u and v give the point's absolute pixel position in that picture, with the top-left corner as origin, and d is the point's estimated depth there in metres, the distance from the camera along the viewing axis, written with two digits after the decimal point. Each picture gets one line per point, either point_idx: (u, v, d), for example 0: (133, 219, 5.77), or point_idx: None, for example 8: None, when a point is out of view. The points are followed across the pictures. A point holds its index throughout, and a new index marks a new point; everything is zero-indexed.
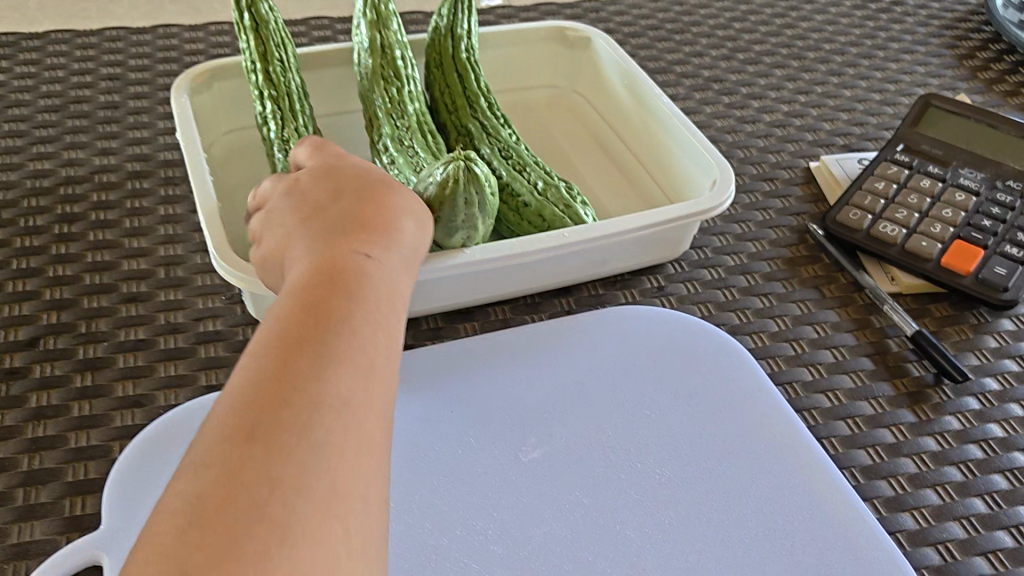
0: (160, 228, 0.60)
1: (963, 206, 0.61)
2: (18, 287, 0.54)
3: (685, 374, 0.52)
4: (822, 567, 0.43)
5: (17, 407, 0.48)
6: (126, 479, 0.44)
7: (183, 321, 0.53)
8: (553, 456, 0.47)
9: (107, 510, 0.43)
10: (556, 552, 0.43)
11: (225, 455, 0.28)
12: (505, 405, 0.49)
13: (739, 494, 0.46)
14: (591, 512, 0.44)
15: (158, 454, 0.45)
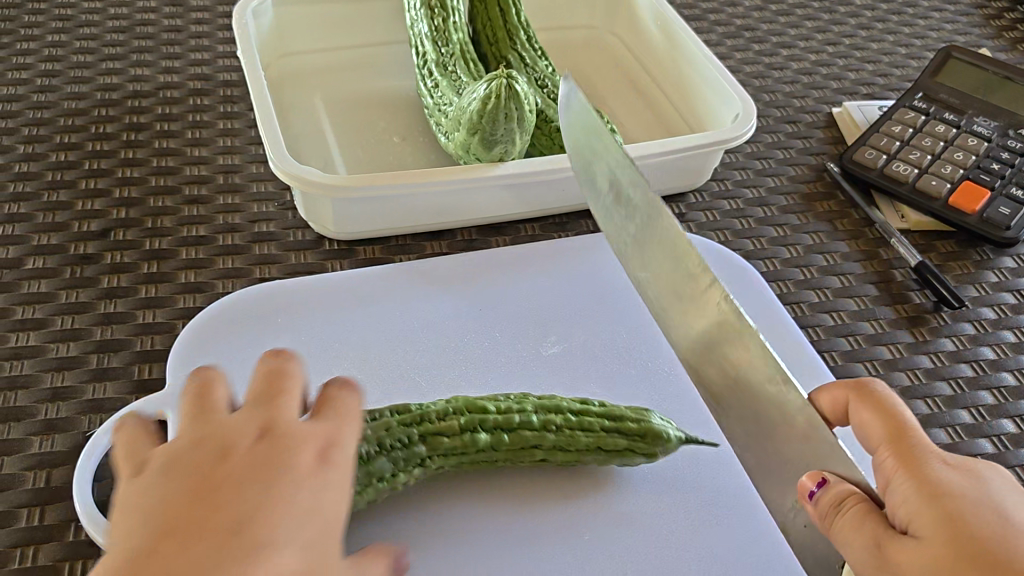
0: (219, 139, 0.64)
1: (974, 151, 0.64)
2: (90, 185, 0.59)
3: None
4: None
5: (91, 287, 0.53)
6: (190, 350, 0.49)
7: (239, 222, 0.58)
8: (569, 353, 0.53)
9: (174, 372, 0.48)
10: None
11: (170, 500, 0.29)
12: (526, 309, 0.55)
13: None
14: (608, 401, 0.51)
15: (219, 332, 0.50)
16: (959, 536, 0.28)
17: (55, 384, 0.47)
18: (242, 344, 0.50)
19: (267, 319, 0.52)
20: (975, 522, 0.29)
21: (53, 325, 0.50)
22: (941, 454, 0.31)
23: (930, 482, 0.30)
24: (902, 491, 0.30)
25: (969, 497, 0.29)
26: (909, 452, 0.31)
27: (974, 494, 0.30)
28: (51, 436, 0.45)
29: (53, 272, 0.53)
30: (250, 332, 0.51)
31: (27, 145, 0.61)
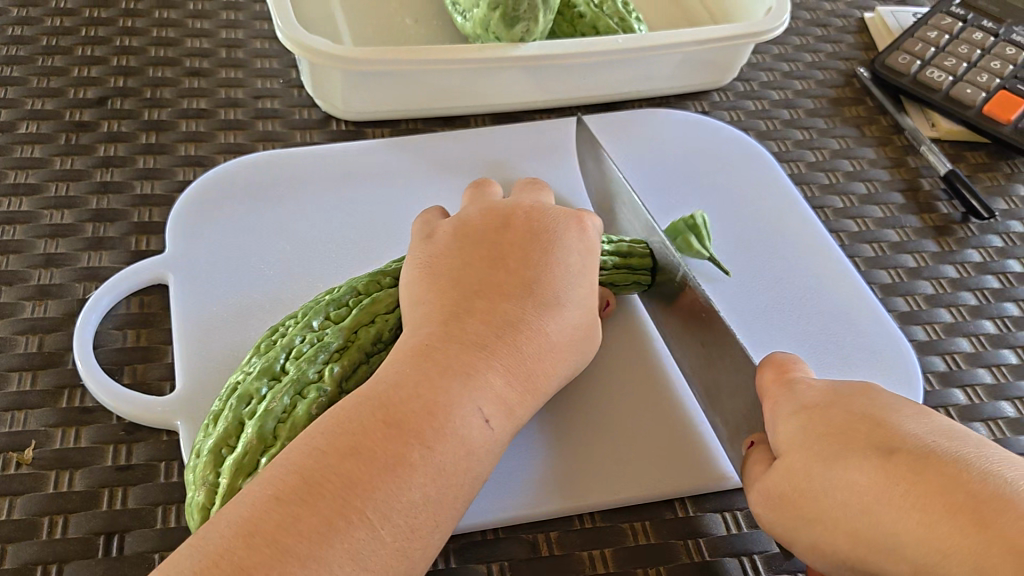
0: (222, 13, 0.61)
1: (1012, 61, 0.60)
2: (87, 52, 0.56)
3: (718, 178, 0.55)
4: (825, 336, 0.47)
5: (87, 155, 0.50)
6: (189, 218, 0.48)
7: (243, 97, 0.55)
8: None
9: (175, 239, 0.47)
10: None
11: (411, 375, 0.32)
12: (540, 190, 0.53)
13: (755, 278, 0.50)
14: None
15: (217, 201, 0.49)
16: (814, 439, 0.32)
17: (48, 251, 0.45)
18: (241, 210, 0.49)
19: (268, 188, 0.50)
20: (830, 422, 0.33)
21: (47, 192, 0.48)
22: (803, 381, 0.36)
23: (790, 406, 0.35)
24: (771, 418, 0.35)
25: (829, 408, 0.33)
26: (778, 391, 0.36)
27: (828, 406, 0.34)
28: (44, 302, 0.43)
29: (47, 138, 0.51)
30: (250, 202, 0.49)
31: (20, 9, 0.58)
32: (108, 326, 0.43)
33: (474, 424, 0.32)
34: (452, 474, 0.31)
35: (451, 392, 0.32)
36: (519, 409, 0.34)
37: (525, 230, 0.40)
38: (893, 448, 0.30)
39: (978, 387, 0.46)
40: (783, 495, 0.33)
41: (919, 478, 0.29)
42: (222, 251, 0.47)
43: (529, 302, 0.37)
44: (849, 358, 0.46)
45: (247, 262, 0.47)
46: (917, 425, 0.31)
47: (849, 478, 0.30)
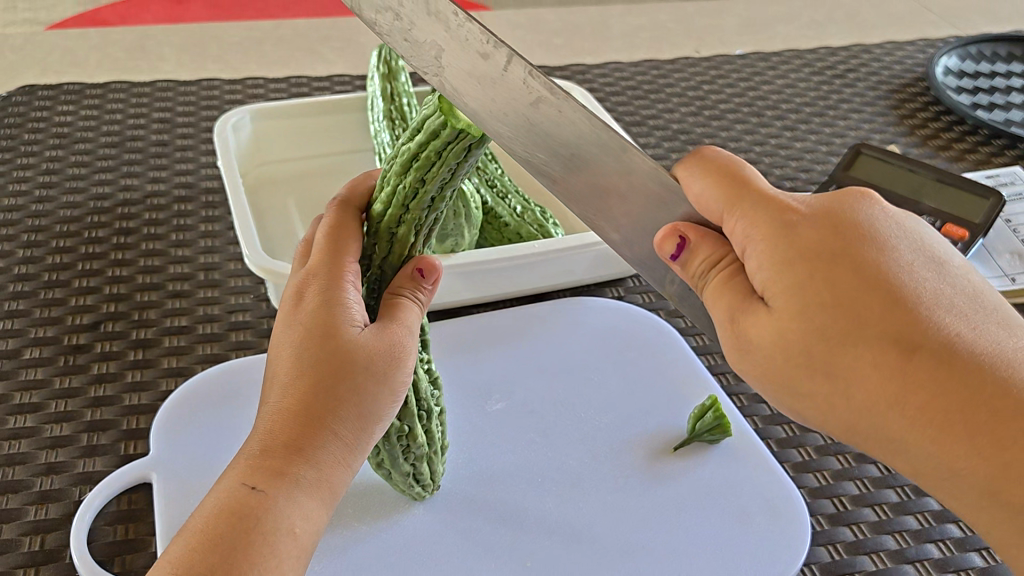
0: (200, 240, 0.71)
1: None
2: (82, 283, 0.66)
3: (632, 354, 0.62)
4: (726, 488, 0.53)
5: (82, 373, 0.58)
6: (169, 426, 0.55)
7: (218, 312, 0.64)
8: (512, 407, 0.58)
9: (156, 443, 0.54)
10: (516, 477, 0.53)
11: (247, 476, 0.37)
12: (476, 372, 0.60)
13: (666, 442, 0.56)
14: (545, 450, 0.55)
15: (192, 409, 0.56)
16: (805, 327, 0.33)
17: (49, 460, 0.53)
18: (213, 417, 0.56)
19: (237, 395, 0.58)
20: (821, 307, 0.33)
21: (48, 408, 0.56)
22: (780, 194, 0.35)
23: (772, 213, 0.34)
24: (756, 233, 0.34)
25: (817, 244, 0.33)
26: (770, 212, 0.34)
27: (827, 245, 0.33)
28: (45, 505, 0.50)
29: (48, 361, 0.59)
30: (221, 406, 0.57)
31: (25, 250, 0.68)
32: (100, 523, 0.49)
33: (245, 501, 0.37)
34: (242, 545, 0.36)
35: (268, 502, 0.37)
36: (292, 467, 0.38)
37: (336, 354, 0.40)
38: (910, 346, 0.32)
39: (862, 523, 0.52)
40: (771, 353, 0.34)
41: (938, 386, 0.32)
42: (197, 453, 0.54)
43: (349, 402, 0.40)
44: (745, 505, 0.52)
45: (219, 462, 0.54)
46: (931, 293, 0.33)
47: (853, 368, 0.33)
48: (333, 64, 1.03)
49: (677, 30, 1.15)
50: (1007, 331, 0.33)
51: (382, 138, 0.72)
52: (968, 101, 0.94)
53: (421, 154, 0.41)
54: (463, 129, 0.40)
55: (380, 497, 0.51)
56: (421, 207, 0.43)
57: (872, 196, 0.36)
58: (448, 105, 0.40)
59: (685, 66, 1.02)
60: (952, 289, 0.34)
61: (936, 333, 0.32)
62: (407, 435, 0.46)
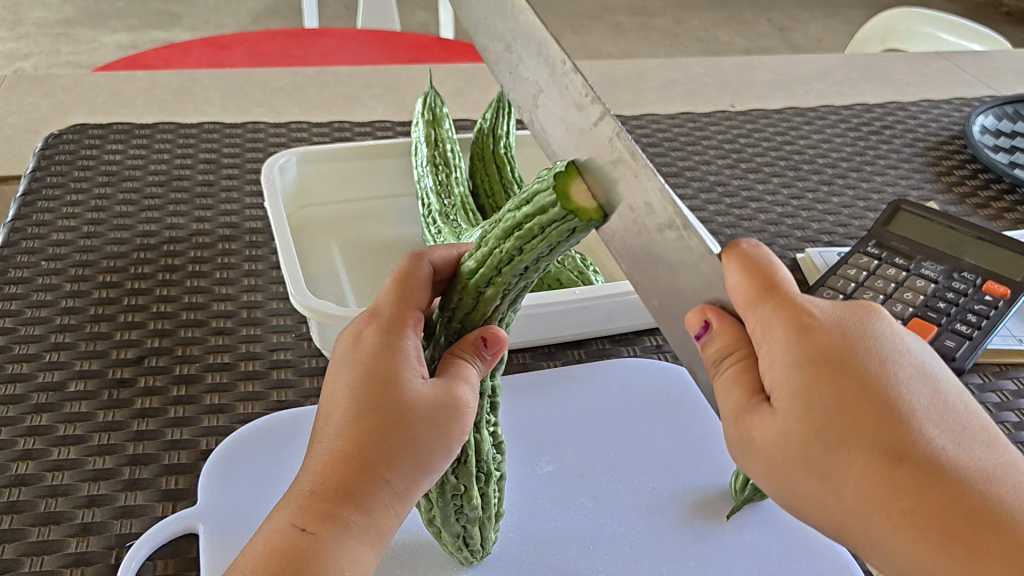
0: (243, 279, 0.72)
1: (922, 291, 0.71)
2: (127, 318, 0.66)
3: (679, 418, 0.62)
4: (782, 563, 0.53)
5: (125, 407, 0.59)
6: (220, 476, 0.55)
7: (260, 350, 0.65)
8: (564, 469, 0.58)
9: (206, 493, 0.54)
10: (570, 544, 0.53)
11: (298, 518, 0.39)
12: (527, 431, 0.60)
13: (718, 511, 0.56)
14: (597, 515, 0.55)
15: (242, 459, 0.56)
16: (807, 428, 0.33)
17: (91, 492, 0.53)
18: (264, 467, 0.56)
19: (285, 445, 0.58)
20: (822, 411, 0.33)
21: (92, 440, 0.56)
22: (801, 297, 0.36)
23: (791, 319, 0.35)
24: (772, 336, 0.35)
25: (826, 348, 0.34)
26: (786, 313, 0.35)
27: (836, 353, 0.34)
28: (86, 538, 0.50)
29: (92, 394, 0.60)
30: (272, 457, 0.57)
31: (72, 284, 0.69)
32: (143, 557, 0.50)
33: (295, 542, 0.38)
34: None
35: (315, 547, 0.38)
36: (341, 513, 0.39)
37: (388, 409, 0.40)
38: (899, 455, 0.32)
39: None
40: (773, 451, 0.35)
41: (922, 495, 0.32)
42: (247, 505, 0.54)
43: (398, 454, 0.40)
44: None
45: (271, 515, 0.54)
46: (924, 406, 0.33)
47: (844, 472, 0.33)
48: (373, 111, 1.05)
49: (712, 85, 1.17)
50: (991, 449, 0.33)
51: (425, 183, 0.73)
52: (1005, 160, 0.94)
53: (524, 225, 0.39)
54: (572, 212, 0.37)
55: (430, 558, 0.51)
56: (513, 274, 0.41)
57: (878, 310, 0.36)
58: (564, 185, 0.37)
59: (722, 119, 1.03)
60: (946, 406, 0.34)
61: (924, 443, 0.32)
62: (461, 494, 0.47)
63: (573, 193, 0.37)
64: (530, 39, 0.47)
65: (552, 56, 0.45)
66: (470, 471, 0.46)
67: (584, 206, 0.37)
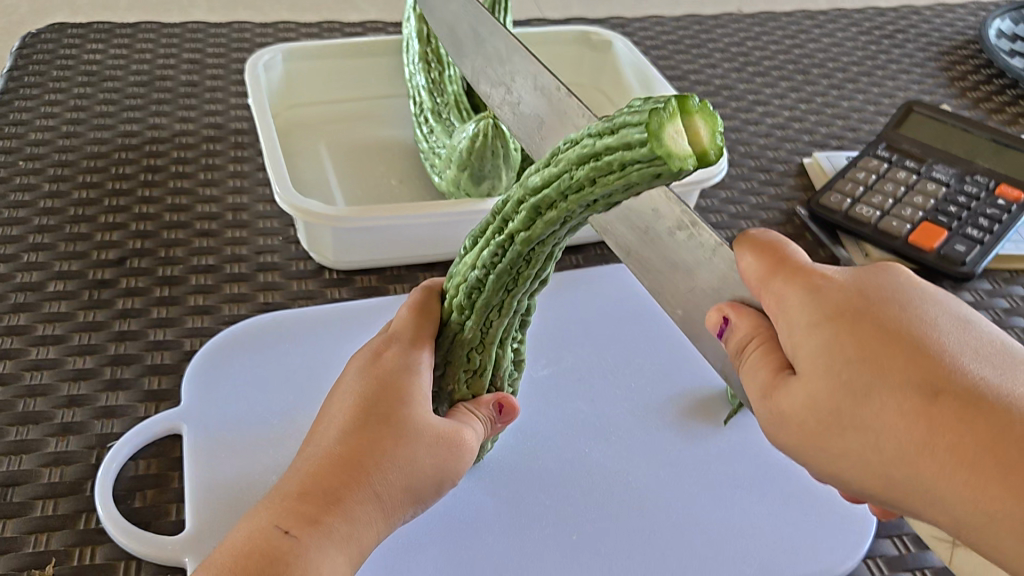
0: (228, 180, 0.69)
1: (933, 194, 0.68)
2: (109, 220, 0.64)
3: None
4: (783, 465, 0.52)
5: (106, 308, 0.57)
6: (204, 376, 0.53)
7: (246, 253, 0.63)
8: (558, 373, 0.56)
9: (189, 393, 0.52)
10: (564, 448, 0.52)
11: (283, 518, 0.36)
12: (541, 334, 0.59)
13: (715, 417, 0.54)
14: (592, 419, 0.53)
15: (226, 359, 0.55)
16: (830, 382, 0.32)
17: (71, 392, 0.51)
18: (250, 366, 0.55)
19: (272, 347, 0.56)
20: (846, 362, 0.31)
21: (72, 341, 0.54)
22: (814, 263, 0.34)
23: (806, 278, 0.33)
24: (789, 303, 0.33)
25: (846, 303, 0.32)
26: (800, 276, 0.33)
27: (855, 304, 0.32)
28: (67, 438, 0.49)
29: (72, 294, 0.58)
30: (258, 357, 0.55)
31: (51, 185, 0.66)
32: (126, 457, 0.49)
33: (275, 543, 0.35)
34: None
35: (295, 551, 0.35)
36: (327, 517, 0.37)
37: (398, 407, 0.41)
38: (932, 393, 0.30)
39: None
40: (799, 417, 0.33)
41: (963, 428, 0.30)
42: (233, 405, 0.52)
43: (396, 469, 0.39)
44: (805, 484, 0.51)
45: (257, 415, 0.52)
46: (952, 347, 0.32)
47: (878, 423, 0.31)
48: (365, 12, 1.00)
49: None
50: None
51: (417, 79, 0.71)
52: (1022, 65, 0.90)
53: (603, 155, 0.32)
54: (661, 157, 0.30)
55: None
56: (580, 204, 0.34)
57: (892, 266, 0.35)
58: (659, 123, 0.30)
59: (728, 22, 0.99)
60: (973, 345, 0.32)
61: (958, 377, 0.31)
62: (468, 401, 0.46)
63: (667, 133, 0.30)
64: (528, 73, 0.48)
65: (548, 85, 0.46)
66: (479, 384, 0.46)
67: (677, 150, 0.30)
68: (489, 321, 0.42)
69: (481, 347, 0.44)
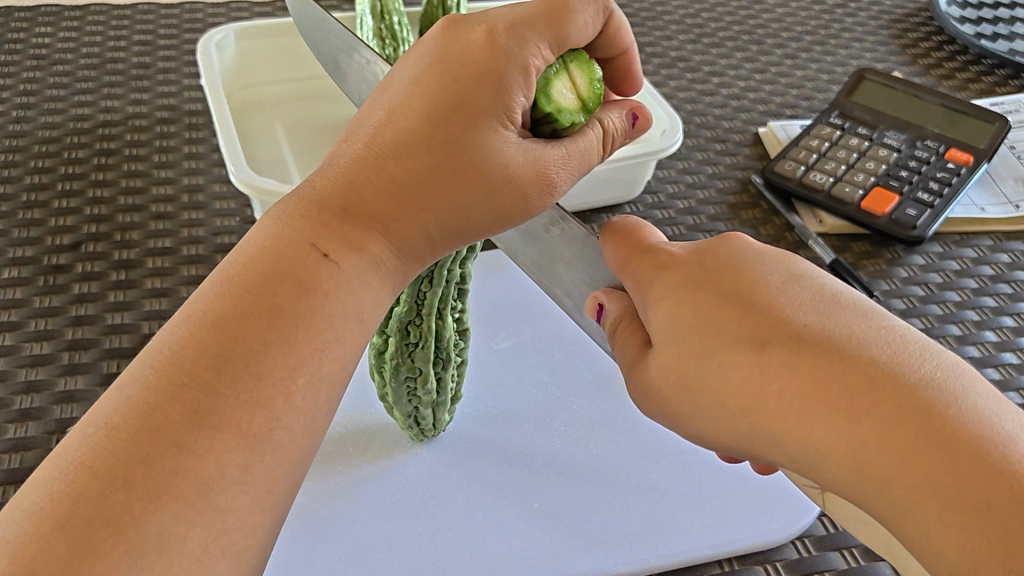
0: (183, 162, 0.68)
1: (885, 160, 0.69)
2: (62, 204, 0.63)
3: None
4: None
5: (62, 293, 0.57)
6: None
7: (203, 234, 0.62)
8: (520, 345, 0.57)
9: None
10: (526, 420, 0.52)
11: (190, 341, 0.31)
12: (484, 307, 0.59)
13: None
14: (553, 390, 0.54)
15: None
16: (682, 347, 0.34)
17: (29, 378, 0.51)
18: None
19: None
20: (690, 329, 0.34)
21: (29, 327, 0.54)
22: (668, 246, 0.37)
23: (657, 261, 0.36)
24: (645, 283, 0.36)
25: (692, 278, 0.35)
26: (650, 260, 0.37)
27: (699, 275, 0.35)
28: (25, 423, 0.49)
29: (27, 280, 0.57)
30: None
31: (3, 170, 0.66)
32: None
33: (174, 386, 0.30)
34: (219, 422, 0.30)
35: (202, 395, 0.30)
36: (242, 352, 0.31)
37: (370, 180, 0.35)
38: (764, 342, 0.32)
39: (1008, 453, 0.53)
40: (667, 389, 0.35)
41: (794, 368, 0.30)
42: None
43: (372, 249, 0.35)
44: None
45: None
46: (792, 302, 0.33)
47: (726, 378, 0.32)
48: None
49: None
50: (864, 320, 0.32)
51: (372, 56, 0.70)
52: (972, 31, 0.92)
53: None
54: (552, 111, 0.37)
55: (383, 434, 0.51)
56: None
57: (743, 237, 0.37)
58: (547, 82, 0.37)
59: None
60: (815, 296, 0.33)
61: (787, 323, 0.32)
62: (415, 377, 0.46)
63: (554, 90, 0.37)
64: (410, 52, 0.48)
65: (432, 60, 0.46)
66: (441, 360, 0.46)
67: (564, 104, 0.37)
68: (422, 292, 0.43)
69: (420, 318, 0.44)
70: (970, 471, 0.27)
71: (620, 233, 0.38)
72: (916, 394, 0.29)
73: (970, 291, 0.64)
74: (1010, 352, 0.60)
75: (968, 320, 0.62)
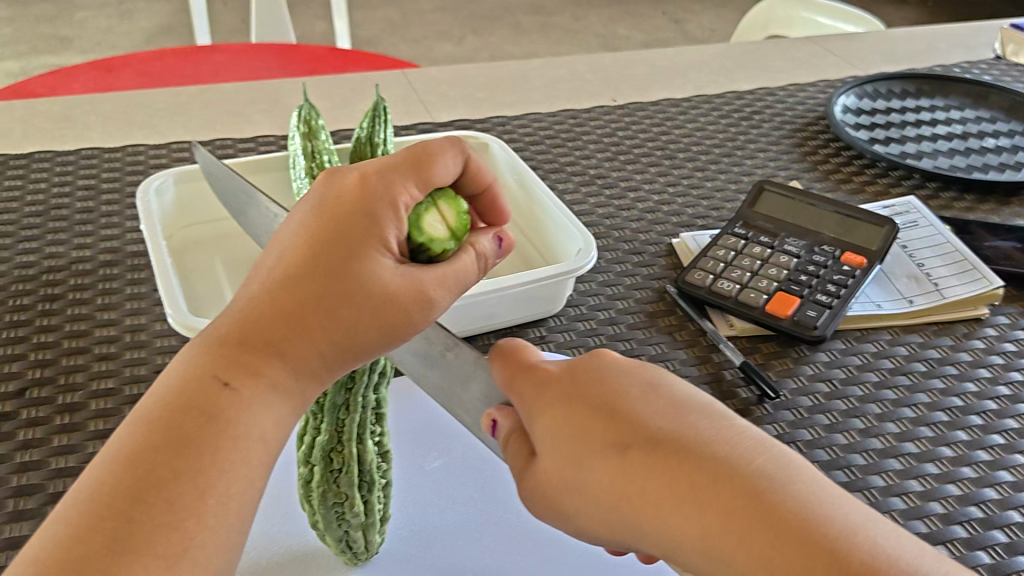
0: (126, 303, 0.72)
1: (786, 266, 0.75)
2: (8, 351, 0.66)
3: None
4: None
5: (8, 440, 0.59)
6: None
7: (145, 372, 0.65)
8: (449, 464, 0.59)
9: None
10: (456, 538, 0.55)
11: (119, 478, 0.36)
12: (409, 423, 0.62)
13: None
14: (481, 506, 0.57)
15: None
16: (560, 452, 0.38)
17: None
18: None
19: None
20: (565, 436, 0.39)
21: None
22: (546, 363, 0.42)
23: (536, 376, 0.41)
24: (526, 397, 0.41)
25: (566, 390, 0.40)
26: (530, 377, 0.41)
27: (571, 387, 0.40)
28: None
29: None
30: None
31: None
32: None
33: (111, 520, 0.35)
34: (138, 546, 0.34)
35: (135, 525, 0.35)
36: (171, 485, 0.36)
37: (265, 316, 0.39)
38: (626, 447, 0.37)
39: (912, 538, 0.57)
40: (549, 492, 0.39)
41: (652, 470, 0.36)
42: None
43: (272, 373, 0.39)
44: None
45: None
46: (650, 410, 0.38)
47: (597, 479, 0.37)
48: (260, 126, 1.05)
49: (594, 81, 1.20)
50: (712, 423, 0.37)
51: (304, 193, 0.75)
52: (865, 137, 1.00)
53: None
54: (422, 242, 0.43)
55: (318, 555, 0.53)
56: None
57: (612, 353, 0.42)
58: (416, 217, 0.43)
59: (601, 114, 1.06)
60: (671, 404, 0.38)
61: (646, 429, 0.37)
62: (343, 502, 0.49)
63: (424, 224, 0.43)
64: None
65: None
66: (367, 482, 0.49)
67: (432, 236, 0.43)
68: (342, 419, 0.46)
69: (343, 444, 0.47)
70: (798, 549, 0.33)
71: (502, 352, 0.43)
72: (754, 486, 0.34)
73: (872, 384, 0.69)
74: (910, 442, 0.64)
75: (870, 412, 0.66)
